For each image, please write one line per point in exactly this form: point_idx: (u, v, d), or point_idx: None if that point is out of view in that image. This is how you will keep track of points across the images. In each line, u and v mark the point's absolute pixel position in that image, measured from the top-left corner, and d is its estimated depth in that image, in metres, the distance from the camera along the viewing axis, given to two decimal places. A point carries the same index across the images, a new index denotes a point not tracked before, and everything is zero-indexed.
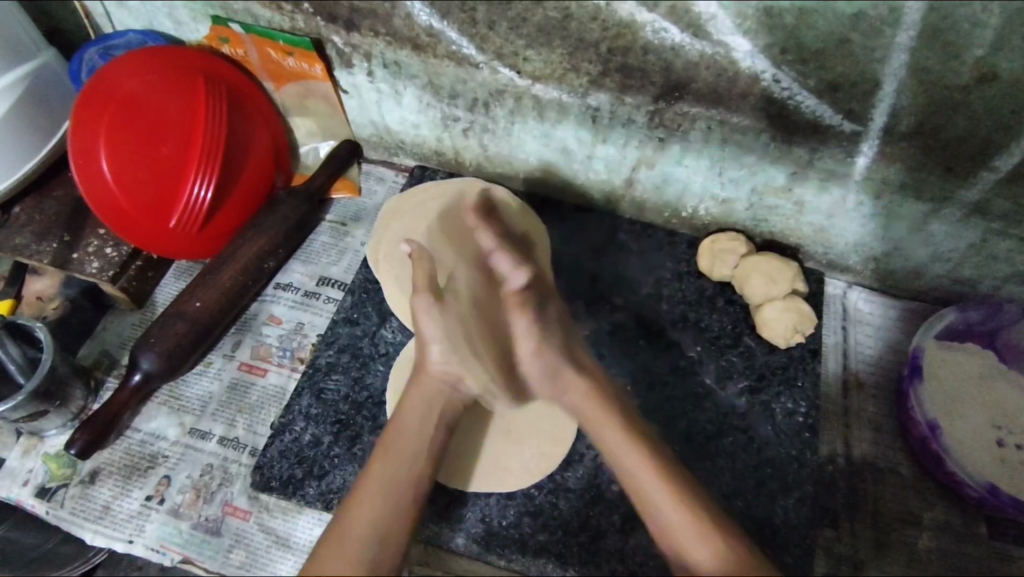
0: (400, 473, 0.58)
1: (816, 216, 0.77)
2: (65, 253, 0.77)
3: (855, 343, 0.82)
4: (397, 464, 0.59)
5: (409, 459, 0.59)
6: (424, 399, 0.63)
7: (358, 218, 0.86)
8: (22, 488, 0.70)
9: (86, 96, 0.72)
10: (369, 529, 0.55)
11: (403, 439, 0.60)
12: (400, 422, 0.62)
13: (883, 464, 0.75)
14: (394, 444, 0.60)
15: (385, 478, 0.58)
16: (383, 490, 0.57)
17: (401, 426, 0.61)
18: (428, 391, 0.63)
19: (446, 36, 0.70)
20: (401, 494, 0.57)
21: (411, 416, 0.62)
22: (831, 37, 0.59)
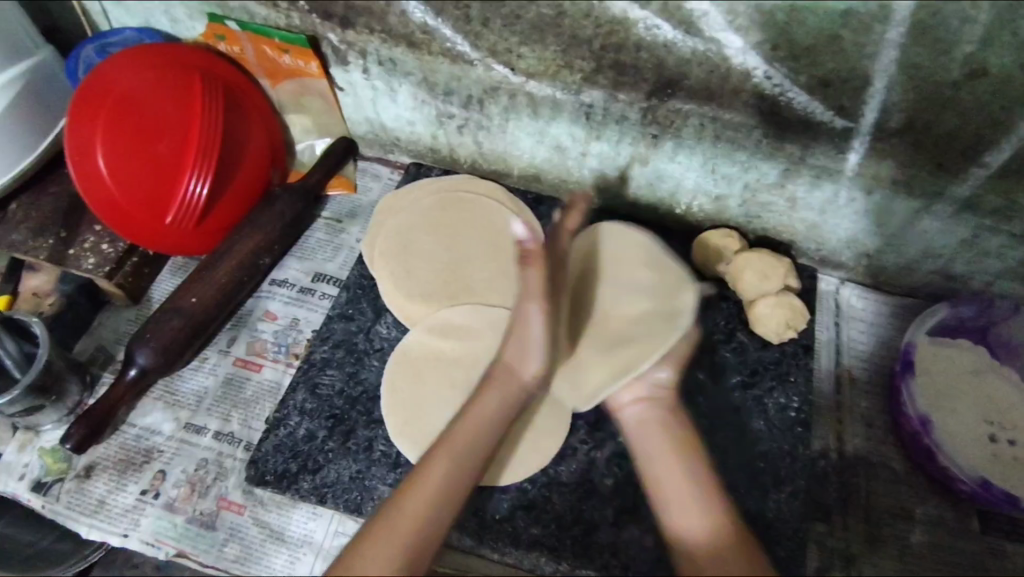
0: (463, 474, 0.58)
1: (809, 212, 0.78)
2: (62, 248, 0.77)
3: (848, 339, 0.83)
4: (463, 467, 0.58)
5: (474, 463, 0.59)
6: (501, 403, 0.61)
7: (354, 215, 0.87)
8: (19, 482, 0.70)
9: (83, 93, 0.72)
10: (420, 524, 0.55)
11: (478, 442, 0.60)
12: (476, 417, 0.60)
13: (876, 459, 0.76)
14: (465, 443, 0.59)
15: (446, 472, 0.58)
16: (441, 487, 0.57)
17: (477, 425, 0.60)
18: (511, 395, 0.61)
19: (441, 33, 0.70)
20: (457, 498, 0.57)
21: (484, 416, 0.61)
22: (822, 33, 0.59)
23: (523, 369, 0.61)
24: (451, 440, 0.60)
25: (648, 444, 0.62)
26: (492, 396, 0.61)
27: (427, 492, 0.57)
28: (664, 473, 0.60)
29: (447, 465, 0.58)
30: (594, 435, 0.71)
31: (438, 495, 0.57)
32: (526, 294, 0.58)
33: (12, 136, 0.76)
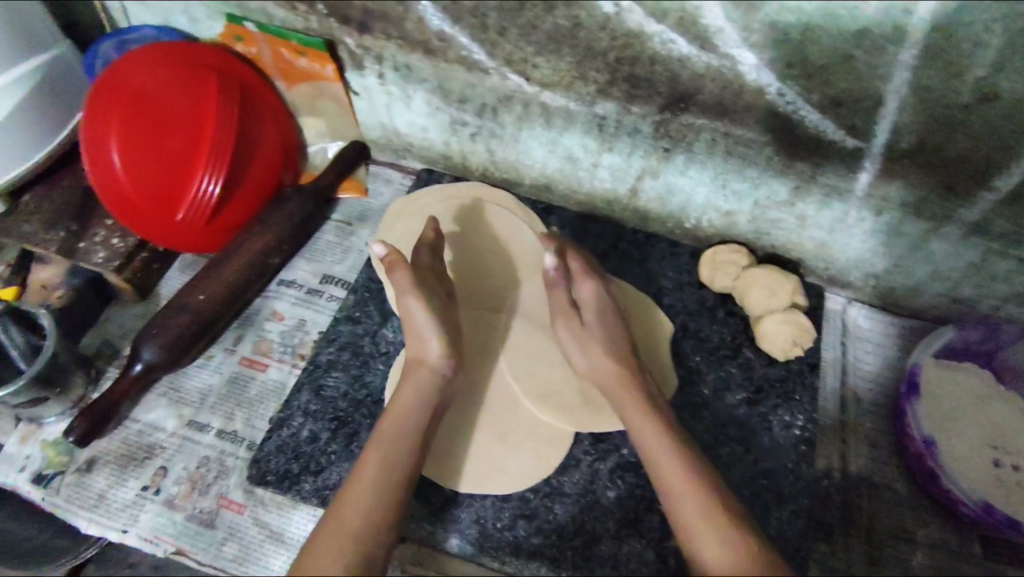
0: (396, 462, 0.59)
1: (818, 231, 0.78)
2: (72, 242, 0.77)
3: (853, 358, 0.83)
4: (393, 455, 0.59)
5: (402, 449, 0.60)
6: (419, 389, 0.64)
7: (364, 218, 0.87)
8: (19, 474, 0.70)
9: (100, 88, 0.73)
10: (361, 517, 0.55)
11: (403, 430, 0.61)
12: (397, 410, 0.62)
13: (879, 480, 0.75)
14: (395, 434, 0.61)
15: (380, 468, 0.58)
16: (377, 478, 0.58)
17: (399, 415, 0.62)
18: (423, 379, 0.64)
19: (457, 41, 0.71)
20: (393, 485, 0.58)
21: (406, 404, 0.63)
22: (836, 53, 0.60)
23: (424, 353, 0.66)
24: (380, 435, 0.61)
25: (656, 454, 0.61)
26: (407, 387, 0.64)
27: (364, 483, 0.57)
28: (675, 483, 0.59)
29: (379, 456, 0.59)
30: (598, 447, 0.71)
31: (372, 483, 0.57)
32: (399, 289, 0.66)
33: (31, 126, 0.77)
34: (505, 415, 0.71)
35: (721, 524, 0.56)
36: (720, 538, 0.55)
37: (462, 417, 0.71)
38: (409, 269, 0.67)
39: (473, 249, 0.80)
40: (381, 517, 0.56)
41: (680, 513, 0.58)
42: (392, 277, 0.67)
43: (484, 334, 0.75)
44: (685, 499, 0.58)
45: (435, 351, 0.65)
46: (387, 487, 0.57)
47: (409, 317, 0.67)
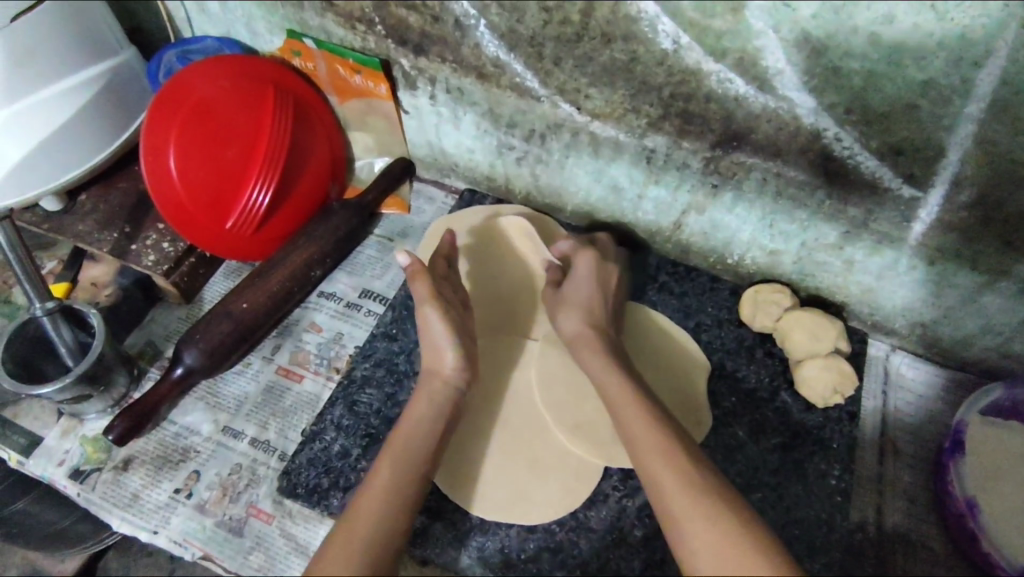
0: (407, 471, 0.58)
1: (866, 276, 0.76)
2: (124, 243, 0.79)
3: (895, 408, 0.80)
4: (407, 465, 0.59)
5: (413, 458, 0.59)
6: (433, 402, 0.64)
7: (405, 234, 0.88)
8: (57, 468, 0.71)
9: (164, 97, 0.75)
10: (372, 525, 0.54)
11: (415, 442, 0.60)
12: (410, 420, 0.62)
13: (915, 537, 0.73)
14: (407, 445, 0.60)
15: (391, 476, 0.57)
16: (388, 487, 0.57)
17: (411, 427, 0.62)
18: (438, 390, 0.65)
19: (511, 67, 0.72)
20: (406, 494, 0.57)
21: (419, 417, 0.63)
22: (899, 101, 0.59)
23: (437, 364, 0.66)
24: (391, 446, 0.60)
25: (649, 460, 0.58)
26: (421, 399, 0.64)
27: (375, 492, 0.56)
28: (669, 481, 0.55)
29: (391, 467, 0.58)
30: (627, 483, 0.70)
31: (382, 492, 0.56)
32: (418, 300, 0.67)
33: (93, 129, 0.79)
34: (540, 444, 0.70)
35: (723, 521, 0.52)
36: (725, 538, 0.51)
37: (494, 446, 0.71)
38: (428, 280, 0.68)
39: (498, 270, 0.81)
40: (395, 525, 0.55)
41: (676, 516, 0.54)
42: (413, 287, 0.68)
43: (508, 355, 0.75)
44: (681, 501, 0.54)
45: (450, 362, 0.66)
46: (396, 495, 0.56)
47: (424, 328, 0.67)
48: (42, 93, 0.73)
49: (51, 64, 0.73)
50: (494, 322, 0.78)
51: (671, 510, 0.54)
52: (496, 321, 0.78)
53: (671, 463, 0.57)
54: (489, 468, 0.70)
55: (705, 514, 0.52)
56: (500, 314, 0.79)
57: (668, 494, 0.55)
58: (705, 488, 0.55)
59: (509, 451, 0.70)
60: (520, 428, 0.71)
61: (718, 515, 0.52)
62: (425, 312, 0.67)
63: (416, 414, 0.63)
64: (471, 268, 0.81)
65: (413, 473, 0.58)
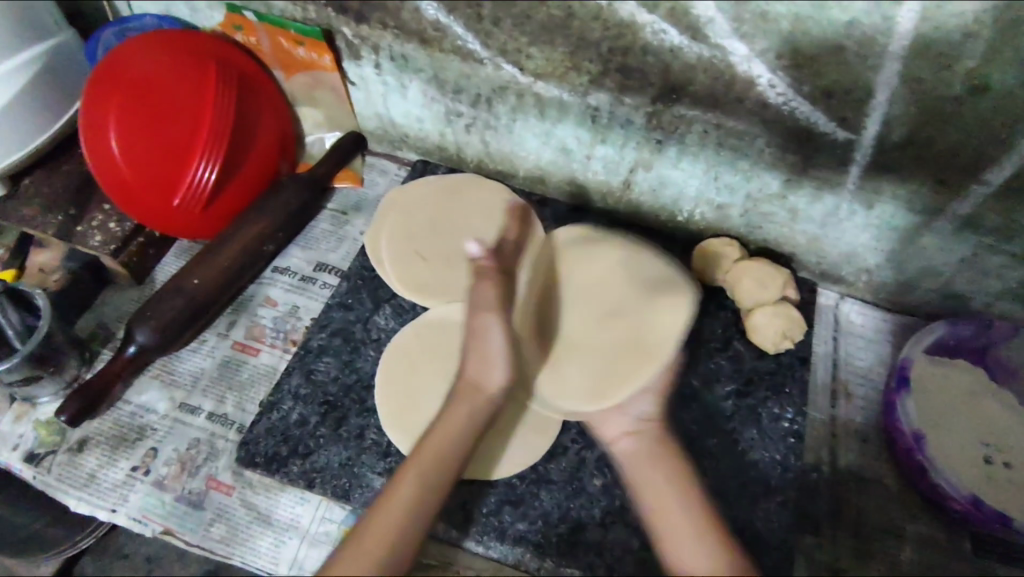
0: (434, 483, 0.58)
1: (810, 224, 0.78)
2: (70, 225, 0.78)
3: (846, 354, 0.83)
4: (433, 483, 0.58)
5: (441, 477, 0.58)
6: (473, 417, 0.61)
7: (359, 207, 0.88)
8: (12, 453, 0.70)
9: (99, 75, 0.73)
10: (392, 538, 0.54)
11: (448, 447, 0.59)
12: (446, 426, 0.60)
13: (868, 474, 0.75)
14: (439, 449, 0.59)
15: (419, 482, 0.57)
16: (415, 499, 0.56)
17: (442, 439, 0.60)
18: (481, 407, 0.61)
19: (452, 30, 0.72)
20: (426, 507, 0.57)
21: (454, 426, 0.60)
22: (826, 44, 0.60)
23: (486, 381, 0.62)
24: (419, 455, 0.59)
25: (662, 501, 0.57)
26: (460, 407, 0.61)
27: (395, 508, 0.56)
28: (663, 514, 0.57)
29: (417, 483, 0.57)
30: (585, 436, 0.71)
31: (407, 506, 0.56)
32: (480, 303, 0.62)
33: (16, 126, 0.77)
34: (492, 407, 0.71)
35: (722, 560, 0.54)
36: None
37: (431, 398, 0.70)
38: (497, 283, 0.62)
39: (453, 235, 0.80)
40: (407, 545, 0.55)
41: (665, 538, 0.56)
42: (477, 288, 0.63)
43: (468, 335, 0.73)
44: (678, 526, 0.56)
45: (500, 378, 0.62)
46: (419, 509, 0.56)
47: (479, 334, 0.62)
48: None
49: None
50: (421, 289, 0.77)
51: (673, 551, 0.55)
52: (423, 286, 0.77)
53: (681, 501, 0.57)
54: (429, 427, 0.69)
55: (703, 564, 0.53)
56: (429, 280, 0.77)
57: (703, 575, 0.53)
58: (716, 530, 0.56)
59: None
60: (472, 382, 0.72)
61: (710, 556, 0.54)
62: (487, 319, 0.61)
63: (447, 428, 0.60)
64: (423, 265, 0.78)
65: (439, 489, 0.58)
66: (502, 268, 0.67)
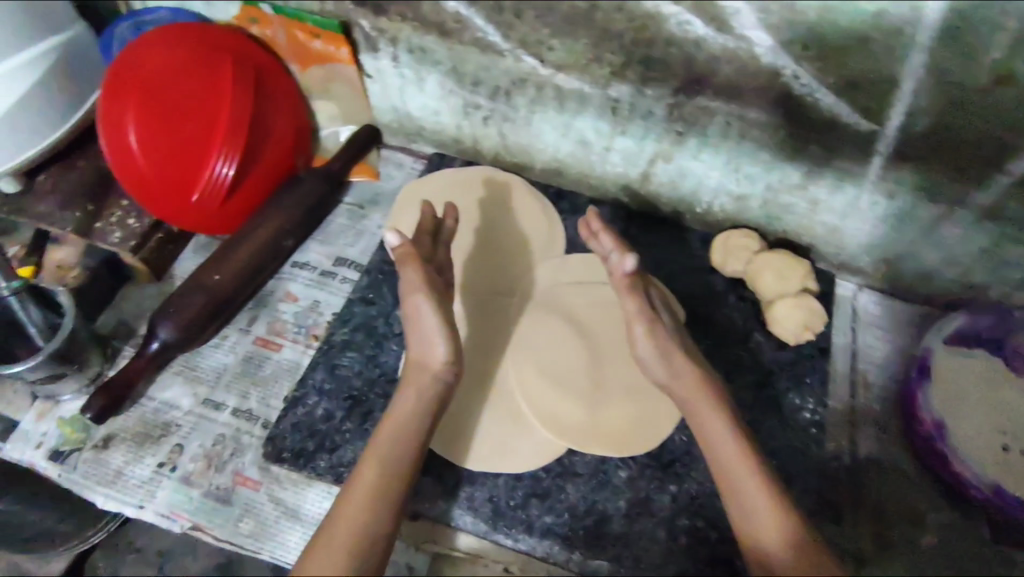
0: (392, 470, 0.57)
1: (830, 215, 0.78)
2: (88, 222, 0.78)
3: (864, 344, 0.83)
4: (393, 468, 0.57)
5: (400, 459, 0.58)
6: (422, 397, 0.62)
7: (376, 201, 0.88)
8: (36, 451, 0.70)
9: (117, 70, 0.73)
10: (354, 525, 0.53)
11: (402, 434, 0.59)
12: (397, 413, 0.61)
13: (887, 463, 0.76)
14: (393, 436, 0.59)
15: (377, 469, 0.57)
16: (376, 486, 0.56)
17: (397, 425, 0.60)
18: (427, 385, 0.62)
19: (473, 22, 0.71)
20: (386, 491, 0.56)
21: (407, 413, 0.61)
22: (853, 34, 0.60)
23: (429, 358, 0.63)
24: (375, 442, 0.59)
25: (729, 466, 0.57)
26: (409, 389, 0.62)
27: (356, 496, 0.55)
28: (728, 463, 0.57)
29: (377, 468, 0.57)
30: None
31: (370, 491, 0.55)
32: (408, 286, 0.64)
33: (28, 126, 0.75)
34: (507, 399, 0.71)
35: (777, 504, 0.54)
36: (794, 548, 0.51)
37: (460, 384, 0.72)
38: (419, 265, 0.64)
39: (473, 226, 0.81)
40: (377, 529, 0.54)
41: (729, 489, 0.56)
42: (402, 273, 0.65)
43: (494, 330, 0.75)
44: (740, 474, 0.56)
45: (440, 355, 0.62)
46: (385, 494, 0.56)
47: (415, 318, 0.64)
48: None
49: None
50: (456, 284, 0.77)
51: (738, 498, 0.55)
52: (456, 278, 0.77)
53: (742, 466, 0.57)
54: (464, 412, 0.71)
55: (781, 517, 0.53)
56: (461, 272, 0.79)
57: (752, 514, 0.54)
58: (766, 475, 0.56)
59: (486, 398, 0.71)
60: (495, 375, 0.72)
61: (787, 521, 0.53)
62: (415, 300, 0.64)
63: (401, 415, 0.61)
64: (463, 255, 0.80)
65: (399, 471, 0.57)
66: (428, 253, 0.68)
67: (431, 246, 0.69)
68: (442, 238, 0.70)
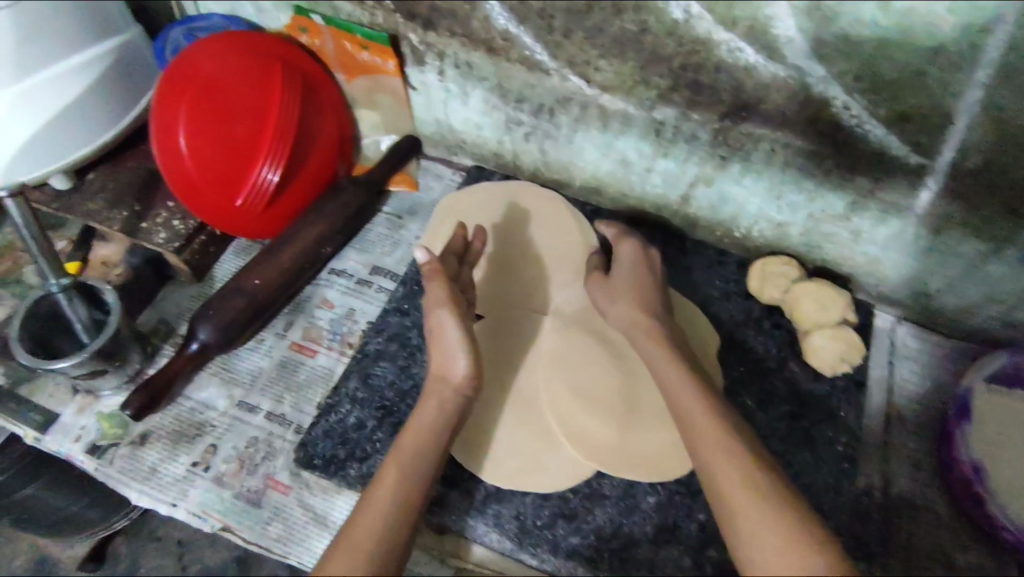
0: (412, 481, 0.57)
1: (872, 247, 0.77)
2: (135, 221, 0.79)
3: (900, 378, 0.82)
4: (415, 476, 0.58)
5: (421, 469, 0.59)
6: (444, 408, 0.63)
7: (414, 212, 0.89)
8: (74, 444, 0.72)
9: (170, 74, 0.74)
10: (376, 531, 0.53)
11: (422, 447, 0.60)
12: (416, 425, 0.62)
13: (920, 502, 0.74)
14: (413, 449, 0.60)
15: (397, 479, 0.57)
16: (395, 493, 0.56)
17: (416, 435, 0.61)
18: (448, 398, 0.63)
19: (521, 40, 0.72)
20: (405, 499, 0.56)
21: (426, 422, 0.62)
22: (908, 68, 0.59)
23: (450, 371, 0.65)
24: (394, 453, 0.60)
25: (720, 474, 0.54)
26: (429, 401, 0.63)
27: (377, 505, 0.55)
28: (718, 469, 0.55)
29: (396, 475, 0.57)
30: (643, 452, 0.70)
31: (390, 497, 0.56)
32: (434, 303, 0.67)
33: (72, 129, 0.74)
34: (533, 418, 0.71)
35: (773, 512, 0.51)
36: (811, 572, 0.47)
37: (490, 400, 0.72)
38: (446, 282, 0.68)
39: (508, 243, 0.83)
40: (398, 536, 0.54)
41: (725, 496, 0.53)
42: (429, 288, 0.68)
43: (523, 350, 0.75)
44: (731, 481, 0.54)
45: (462, 369, 0.64)
46: (403, 501, 0.56)
47: (438, 331, 0.66)
48: (25, 83, 0.67)
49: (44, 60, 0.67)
50: (487, 302, 0.80)
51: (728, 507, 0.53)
52: (488, 297, 0.80)
53: (745, 479, 0.53)
54: (493, 429, 0.71)
55: (795, 534, 0.49)
56: (495, 289, 0.80)
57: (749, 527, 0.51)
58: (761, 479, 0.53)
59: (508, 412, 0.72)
60: (522, 391, 0.73)
61: (791, 534, 0.50)
62: (440, 315, 0.66)
63: (422, 425, 0.62)
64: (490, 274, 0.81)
65: (421, 479, 0.58)
66: (453, 272, 0.73)
67: (456, 265, 0.74)
68: (466, 259, 0.75)
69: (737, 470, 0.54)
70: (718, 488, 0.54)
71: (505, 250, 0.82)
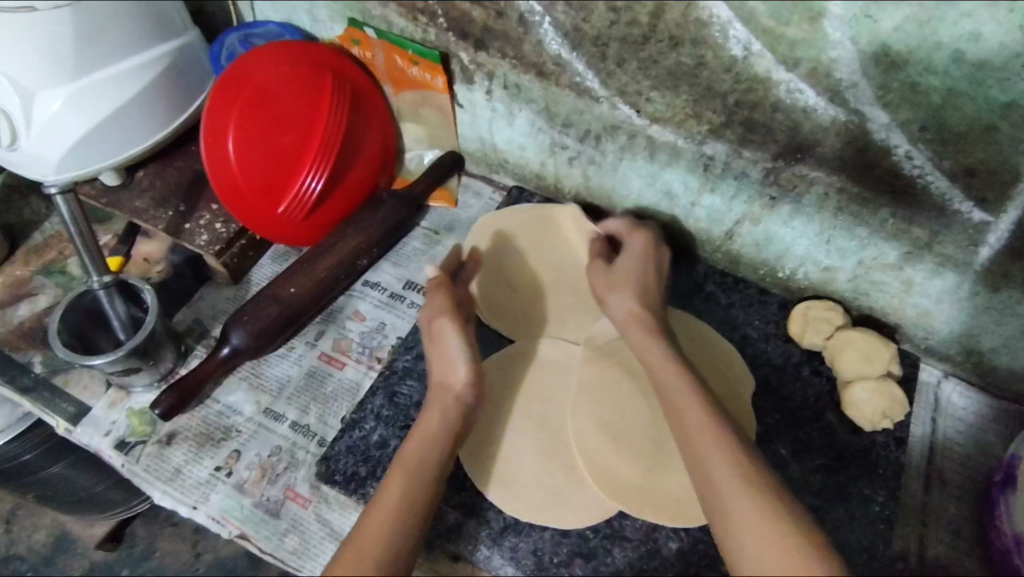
0: (418, 491, 0.56)
1: (923, 299, 0.74)
2: (179, 221, 0.81)
3: (944, 438, 0.78)
4: (420, 480, 0.57)
5: (427, 478, 0.58)
6: (447, 413, 0.63)
7: (451, 228, 0.88)
8: (104, 438, 0.73)
9: (222, 80, 0.74)
10: (383, 537, 0.53)
11: (427, 457, 0.59)
12: (421, 433, 0.61)
13: (957, 571, 0.70)
14: (418, 457, 0.59)
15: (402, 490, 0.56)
16: (401, 501, 0.55)
17: (421, 443, 0.60)
18: (450, 405, 0.63)
19: (572, 66, 0.71)
20: (413, 511, 0.55)
21: (428, 431, 0.61)
22: (978, 121, 0.56)
23: (450, 377, 0.65)
24: (400, 462, 0.59)
25: (726, 495, 0.54)
26: (432, 410, 0.63)
27: (383, 513, 0.54)
28: (727, 487, 0.54)
29: (403, 482, 0.57)
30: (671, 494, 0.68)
31: (398, 503, 0.55)
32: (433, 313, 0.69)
33: (134, 125, 0.74)
34: (556, 449, 0.70)
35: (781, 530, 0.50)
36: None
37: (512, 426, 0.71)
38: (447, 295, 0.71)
39: (541, 268, 0.82)
40: (405, 545, 0.53)
41: (732, 512, 0.53)
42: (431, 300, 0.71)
43: (549, 378, 0.74)
44: (737, 501, 0.53)
45: (460, 375, 0.65)
46: (408, 509, 0.55)
47: (439, 340, 0.68)
48: (85, 79, 0.68)
49: (98, 52, 0.68)
50: (516, 328, 0.79)
51: (732, 526, 0.52)
52: (516, 322, 0.79)
53: (757, 506, 0.52)
54: (515, 457, 0.70)
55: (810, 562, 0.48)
56: (522, 313, 0.79)
57: (751, 546, 0.50)
58: (766, 496, 0.53)
59: (525, 437, 0.71)
60: (546, 420, 0.72)
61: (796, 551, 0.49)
62: (440, 324, 0.68)
63: (425, 434, 0.61)
64: (514, 294, 0.81)
65: (427, 488, 0.57)
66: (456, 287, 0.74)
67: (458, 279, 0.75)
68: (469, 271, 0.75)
69: (754, 510, 0.52)
70: (738, 531, 0.51)
71: (530, 269, 0.82)
